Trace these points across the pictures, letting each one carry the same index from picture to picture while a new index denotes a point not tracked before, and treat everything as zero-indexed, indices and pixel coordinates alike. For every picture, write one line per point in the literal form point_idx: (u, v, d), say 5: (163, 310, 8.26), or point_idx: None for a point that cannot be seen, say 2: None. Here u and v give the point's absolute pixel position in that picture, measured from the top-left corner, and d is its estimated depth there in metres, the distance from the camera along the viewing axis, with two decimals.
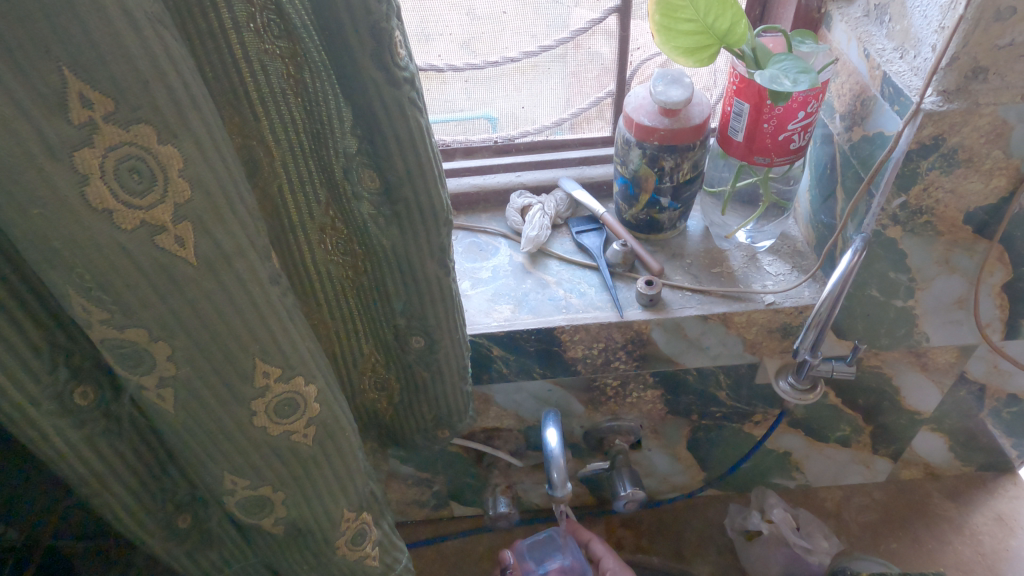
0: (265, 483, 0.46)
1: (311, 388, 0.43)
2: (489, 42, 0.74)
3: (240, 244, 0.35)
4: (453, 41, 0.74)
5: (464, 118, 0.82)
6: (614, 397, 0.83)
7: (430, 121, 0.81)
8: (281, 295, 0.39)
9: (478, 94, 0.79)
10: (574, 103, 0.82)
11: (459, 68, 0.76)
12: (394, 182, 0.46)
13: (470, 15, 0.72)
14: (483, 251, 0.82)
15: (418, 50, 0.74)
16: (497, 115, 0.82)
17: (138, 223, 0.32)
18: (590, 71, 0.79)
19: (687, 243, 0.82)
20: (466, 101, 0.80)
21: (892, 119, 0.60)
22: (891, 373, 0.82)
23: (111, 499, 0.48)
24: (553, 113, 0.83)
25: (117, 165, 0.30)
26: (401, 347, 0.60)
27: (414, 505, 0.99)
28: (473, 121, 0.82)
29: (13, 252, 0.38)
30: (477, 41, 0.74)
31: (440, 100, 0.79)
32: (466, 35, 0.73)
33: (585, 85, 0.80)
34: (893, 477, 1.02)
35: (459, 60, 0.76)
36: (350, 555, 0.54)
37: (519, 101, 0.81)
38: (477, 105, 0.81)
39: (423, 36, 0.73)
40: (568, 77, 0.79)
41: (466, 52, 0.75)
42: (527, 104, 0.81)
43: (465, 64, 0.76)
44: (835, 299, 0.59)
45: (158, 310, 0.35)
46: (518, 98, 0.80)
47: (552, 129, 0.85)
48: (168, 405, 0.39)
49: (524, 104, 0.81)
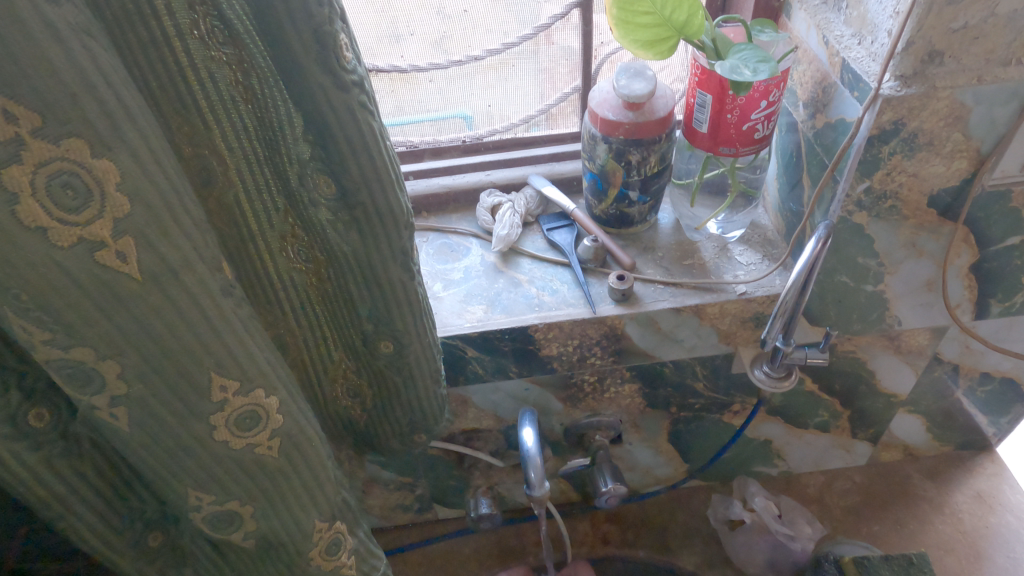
0: (231, 498, 0.46)
1: (272, 399, 0.42)
2: (460, 41, 0.74)
3: (187, 257, 0.34)
4: (423, 40, 0.73)
5: (437, 118, 0.81)
6: (592, 393, 0.83)
7: (402, 122, 0.80)
8: (235, 307, 0.38)
9: (451, 93, 0.79)
10: (543, 100, 0.81)
11: (420, 68, 0.75)
12: (350, 186, 0.45)
13: (440, 14, 0.71)
14: (455, 252, 0.81)
15: (380, 52, 0.73)
16: (472, 113, 0.81)
17: (76, 240, 0.31)
18: (561, 67, 0.78)
19: (658, 236, 0.81)
20: (438, 100, 0.79)
21: (852, 106, 0.60)
22: (866, 357, 0.83)
23: (76, 520, 0.47)
24: (523, 109, 0.82)
25: (48, 181, 0.29)
26: (370, 353, 0.59)
27: (397, 509, 0.99)
28: (447, 121, 0.81)
29: None
30: (449, 40, 0.73)
31: (411, 101, 0.78)
32: (438, 34, 0.73)
33: (556, 80, 0.80)
34: (873, 460, 1.03)
35: (421, 60, 0.75)
36: (325, 565, 0.53)
37: (490, 99, 0.80)
38: (442, 105, 0.80)
39: (394, 36, 0.72)
40: (539, 73, 0.79)
41: (437, 51, 0.74)
42: (497, 103, 0.81)
43: (428, 64, 0.75)
44: (800, 289, 0.59)
45: (104, 329, 0.34)
46: (490, 96, 0.80)
47: (524, 126, 0.84)
48: (123, 425, 0.38)
49: (494, 102, 0.81)
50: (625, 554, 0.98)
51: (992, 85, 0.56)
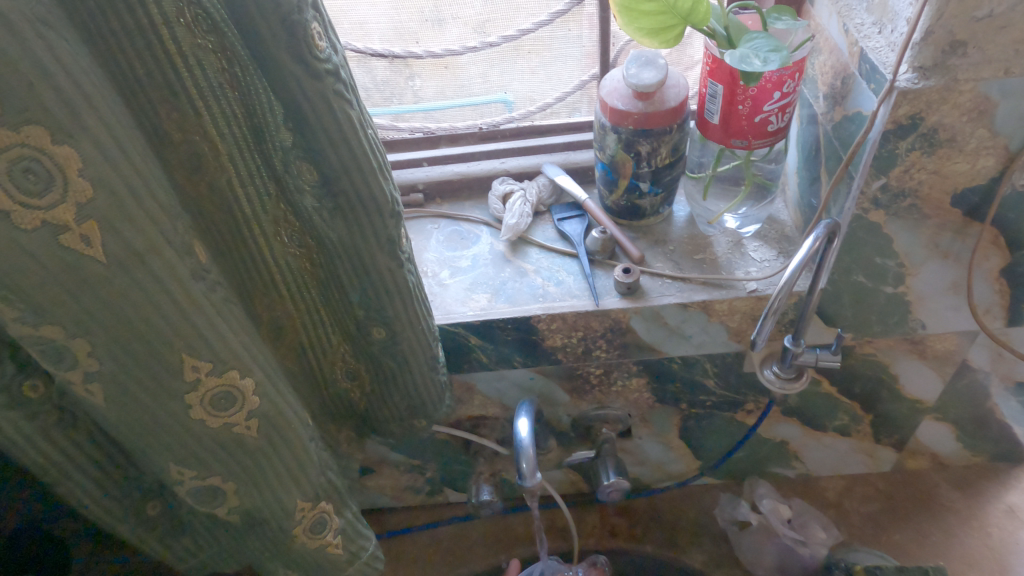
0: (213, 474, 0.47)
1: (247, 381, 0.43)
2: (501, 24, 0.73)
3: (153, 241, 0.35)
4: (465, 24, 0.73)
5: (478, 102, 0.81)
6: (599, 385, 0.82)
7: (420, 107, 0.81)
8: (206, 292, 0.39)
9: (493, 77, 0.79)
10: (561, 87, 0.81)
11: (437, 55, 0.75)
12: (332, 175, 0.46)
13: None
14: (464, 239, 0.81)
15: (398, 39, 0.74)
16: (513, 97, 0.82)
17: (39, 224, 0.32)
18: (579, 54, 0.77)
19: (670, 229, 0.80)
20: (482, 84, 0.79)
21: (868, 98, 0.57)
22: (887, 361, 0.80)
23: (73, 487, 0.50)
24: (533, 96, 0.82)
25: (10, 167, 0.30)
26: (364, 337, 0.60)
27: (408, 491, 1.00)
28: (488, 105, 0.82)
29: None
30: (490, 24, 0.73)
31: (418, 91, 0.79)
32: (479, 18, 0.72)
33: (574, 69, 0.79)
34: (898, 467, 0.99)
35: (438, 46, 0.75)
36: (311, 543, 0.55)
37: (535, 85, 0.80)
38: (459, 91, 0.80)
39: (436, 21, 0.72)
40: (584, 58, 0.78)
41: (479, 35, 0.74)
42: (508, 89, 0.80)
43: (443, 50, 0.75)
44: (792, 287, 0.56)
45: (72, 309, 0.35)
46: (533, 81, 0.80)
47: (534, 113, 0.84)
48: (101, 401, 0.40)
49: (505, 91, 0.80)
50: (633, 548, 0.97)
51: (1020, 78, 0.52)
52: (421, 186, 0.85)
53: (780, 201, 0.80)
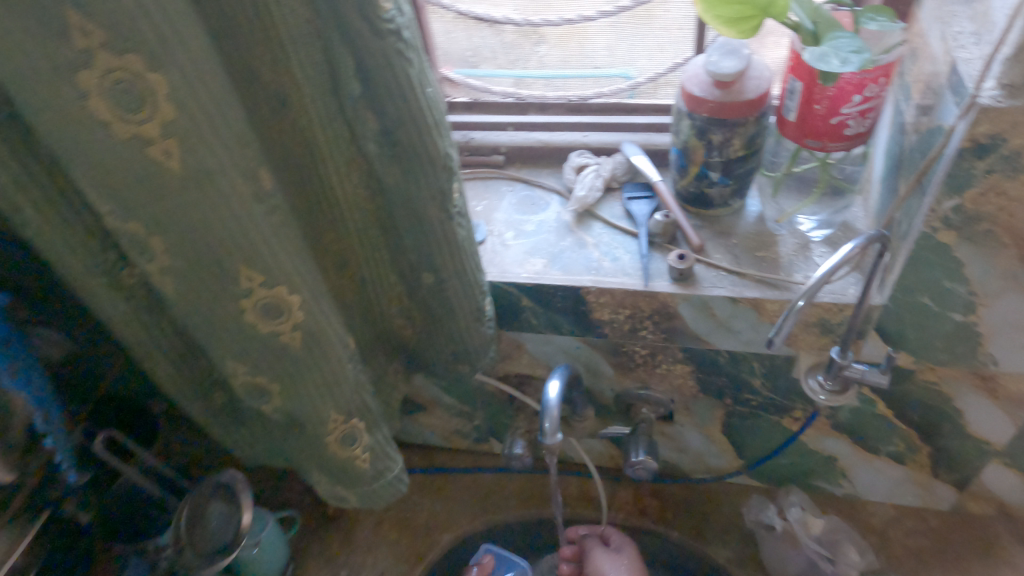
0: (261, 373, 0.55)
1: (294, 297, 0.50)
2: None
3: (221, 163, 0.42)
4: None
5: (602, 75, 0.85)
6: (644, 365, 0.84)
7: (523, 74, 0.87)
8: (264, 213, 0.45)
9: (619, 51, 0.82)
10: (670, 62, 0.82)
11: (572, 21, 0.80)
12: (394, 124, 0.51)
13: None
14: (535, 205, 0.85)
15: (533, 8, 0.79)
16: (636, 74, 0.84)
17: (131, 136, 0.39)
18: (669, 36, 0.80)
19: (739, 222, 0.78)
20: (607, 58, 0.83)
21: (950, 110, 0.55)
22: (951, 393, 0.76)
23: (155, 365, 0.60)
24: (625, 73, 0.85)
25: (112, 87, 0.37)
26: (416, 279, 0.66)
27: (457, 434, 1.07)
28: (610, 79, 0.85)
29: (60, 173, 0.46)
30: None
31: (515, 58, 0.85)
32: None
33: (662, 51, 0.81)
34: (958, 509, 0.93)
35: (571, 13, 0.79)
36: (340, 452, 0.62)
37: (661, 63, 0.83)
38: (584, 59, 0.84)
39: None
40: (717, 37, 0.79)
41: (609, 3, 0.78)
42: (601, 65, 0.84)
43: (577, 16, 0.79)
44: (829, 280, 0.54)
45: (154, 210, 0.42)
46: (661, 58, 0.82)
47: (624, 90, 0.86)
48: (173, 293, 0.48)
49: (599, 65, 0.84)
50: (659, 531, 0.99)
51: None
52: (503, 149, 0.89)
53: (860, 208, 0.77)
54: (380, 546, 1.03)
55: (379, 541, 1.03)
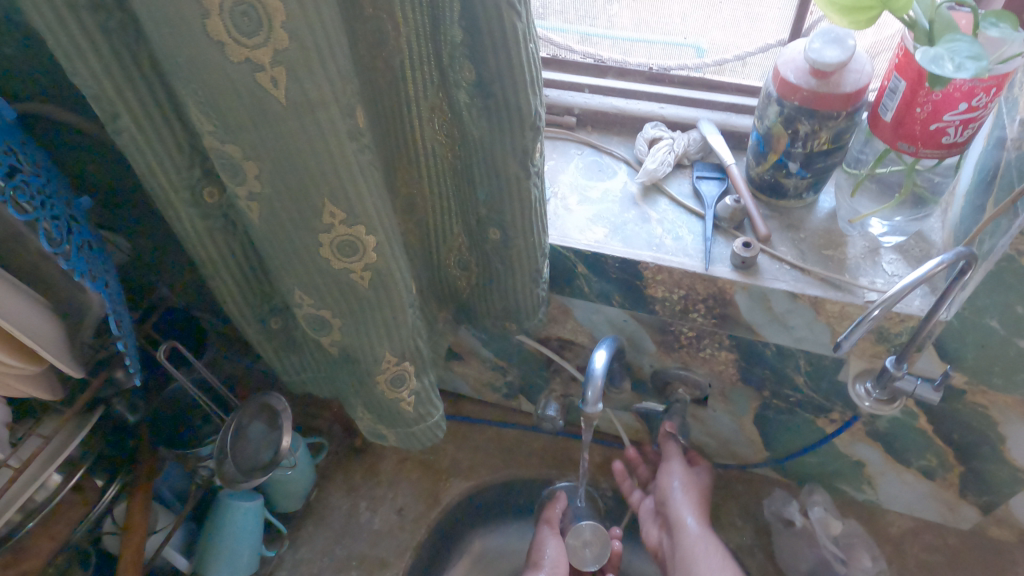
0: (325, 307, 0.56)
1: (370, 238, 0.50)
2: None
3: (324, 96, 0.41)
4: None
5: (671, 44, 0.83)
6: (688, 347, 0.84)
7: (593, 35, 0.85)
8: (357, 151, 0.46)
9: (694, 22, 0.80)
10: (757, 44, 0.79)
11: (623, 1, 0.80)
12: (490, 77, 0.50)
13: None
14: (601, 171, 0.84)
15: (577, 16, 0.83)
16: (706, 46, 0.82)
17: (243, 59, 0.39)
18: (726, 12, 0.78)
19: (809, 218, 0.77)
20: (681, 27, 0.81)
21: (1004, 186, 0.59)
22: (998, 419, 0.75)
23: (222, 284, 0.62)
24: (714, 46, 0.82)
25: (232, 8, 0.37)
26: (481, 236, 0.67)
27: (488, 387, 1.09)
28: (680, 49, 0.83)
29: (158, 89, 0.47)
30: None
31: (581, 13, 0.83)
32: None
33: (722, 26, 0.79)
34: (979, 531, 0.94)
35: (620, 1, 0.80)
36: (389, 393, 0.64)
37: (734, 39, 0.80)
38: (658, 28, 0.82)
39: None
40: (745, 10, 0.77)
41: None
42: (668, 28, 0.81)
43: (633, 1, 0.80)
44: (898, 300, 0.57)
45: (252, 135, 0.43)
46: (734, 34, 0.80)
47: (695, 69, 0.85)
48: (256, 218, 0.49)
49: (661, 29, 0.82)
50: None
51: None
52: (577, 111, 0.88)
53: (937, 217, 0.74)
54: (401, 483, 1.06)
55: (401, 479, 1.07)
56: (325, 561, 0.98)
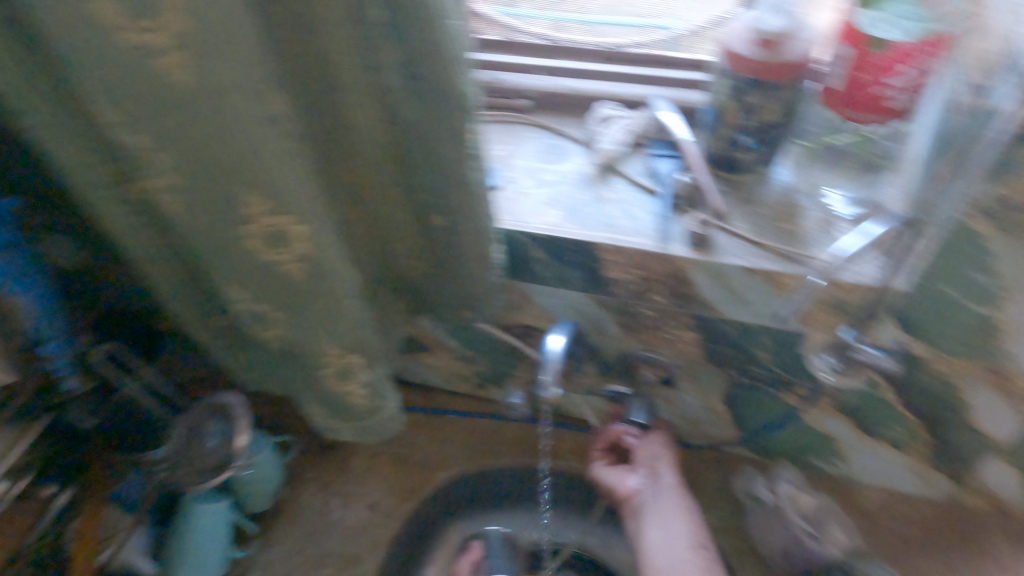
0: (262, 301, 0.54)
1: (299, 228, 0.49)
2: None
3: (229, 79, 0.40)
4: None
5: (639, 23, 0.79)
6: (651, 328, 0.83)
7: (559, 18, 0.81)
8: (275, 137, 0.44)
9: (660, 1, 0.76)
10: (709, 17, 0.77)
11: None
12: (414, 56, 0.49)
13: None
14: (557, 153, 0.82)
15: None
16: (675, 26, 0.79)
17: (137, 42, 0.37)
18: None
19: (766, 191, 0.75)
20: (647, 6, 0.77)
21: (950, 150, 0.59)
22: (962, 387, 0.74)
23: (160, 283, 0.60)
24: (679, 24, 0.78)
25: None
26: (427, 223, 0.65)
27: (459, 378, 1.08)
28: (647, 28, 0.80)
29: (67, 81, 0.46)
30: None
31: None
32: None
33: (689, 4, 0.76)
34: (953, 500, 0.94)
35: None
36: (338, 386, 0.62)
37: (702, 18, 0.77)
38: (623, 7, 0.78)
39: None
40: None
41: None
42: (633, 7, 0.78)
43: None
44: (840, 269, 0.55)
45: (159, 123, 0.41)
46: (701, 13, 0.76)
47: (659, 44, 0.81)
48: (178, 210, 0.47)
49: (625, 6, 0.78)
50: None
51: None
52: (532, 93, 0.86)
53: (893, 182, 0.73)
54: (374, 478, 1.05)
55: (373, 474, 1.05)
56: (298, 560, 0.97)
